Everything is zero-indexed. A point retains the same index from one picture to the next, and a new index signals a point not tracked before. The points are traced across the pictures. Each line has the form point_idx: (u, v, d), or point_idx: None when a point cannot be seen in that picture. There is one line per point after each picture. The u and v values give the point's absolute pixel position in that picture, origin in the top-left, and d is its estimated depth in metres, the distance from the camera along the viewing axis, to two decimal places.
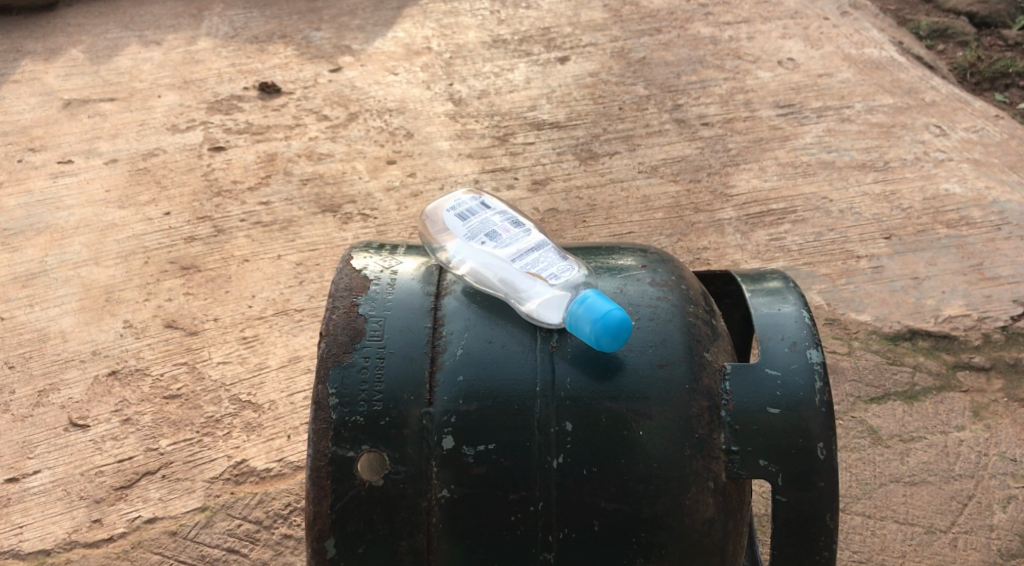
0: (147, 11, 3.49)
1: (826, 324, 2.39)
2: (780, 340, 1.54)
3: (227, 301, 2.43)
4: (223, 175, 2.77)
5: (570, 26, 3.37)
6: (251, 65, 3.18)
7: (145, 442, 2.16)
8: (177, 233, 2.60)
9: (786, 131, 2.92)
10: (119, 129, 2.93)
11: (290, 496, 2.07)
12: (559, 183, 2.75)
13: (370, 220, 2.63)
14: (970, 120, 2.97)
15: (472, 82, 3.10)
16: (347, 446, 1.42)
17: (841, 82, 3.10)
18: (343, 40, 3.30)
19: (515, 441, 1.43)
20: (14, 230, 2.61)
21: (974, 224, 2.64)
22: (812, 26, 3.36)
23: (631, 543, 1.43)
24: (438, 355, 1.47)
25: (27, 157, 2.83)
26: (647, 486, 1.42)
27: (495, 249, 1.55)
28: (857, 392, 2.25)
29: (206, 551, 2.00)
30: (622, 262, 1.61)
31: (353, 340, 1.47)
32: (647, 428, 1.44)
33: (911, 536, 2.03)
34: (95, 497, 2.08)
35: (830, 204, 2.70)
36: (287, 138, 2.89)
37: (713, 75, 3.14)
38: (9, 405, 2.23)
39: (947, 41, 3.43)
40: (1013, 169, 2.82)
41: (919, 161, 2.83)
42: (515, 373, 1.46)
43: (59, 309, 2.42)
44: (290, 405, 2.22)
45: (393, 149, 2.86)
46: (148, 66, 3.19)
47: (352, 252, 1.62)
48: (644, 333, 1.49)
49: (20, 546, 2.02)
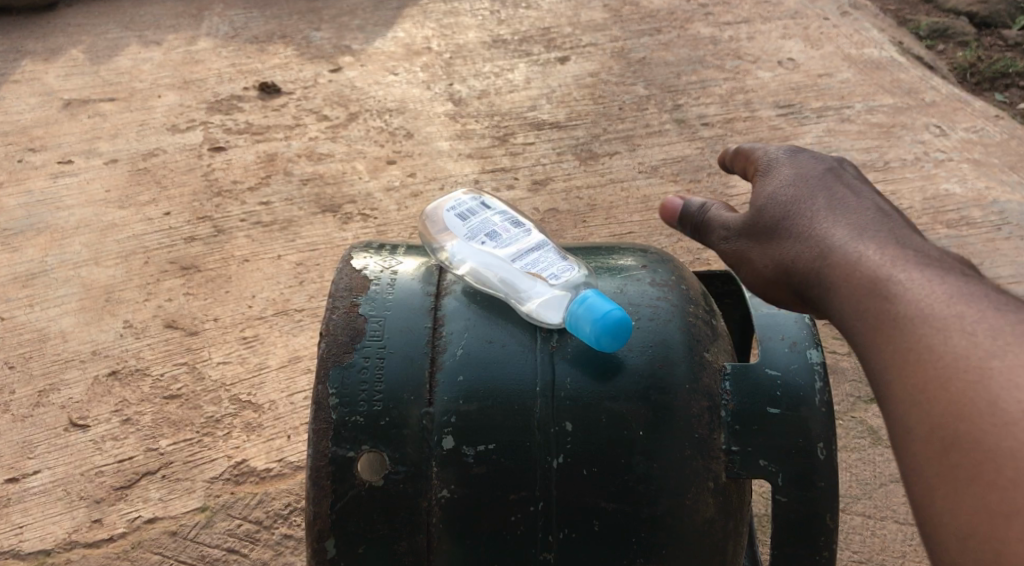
0: (147, 11, 3.49)
1: (826, 324, 2.39)
2: (780, 340, 1.54)
3: (227, 301, 2.43)
4: (223, 175, 2.77)
5: (570, 27, 3.37)
6: (251, 65, 3.18)
7: (145, 442, 2.16)
8: (177, 233, 2.60)
9: (786, 131, 2.92)
10: (119, 129, 2.93)
11: (290, 496, 2.07)
12: (559, 183, 2.75)
13: (370, 220, 2.63)
14: (969, 121, 2.97)
15: (472, 82, 3.10)
16: (348, 446, 1.42)
17: (841, 82, 3.10)
18: (343, 40, 3.31)
19: (515, 441, 1.43)
20: (14, 230, 2.61)
21: (974, 224, 2.64)
22: (812, 27, 3.36)
23: (631, 543, 1.43)
24: (438, 355, 1.47)
25: (27, 157, 2.83)
26: (647, 486, 1.42)
27: (495, 249, 1.55)
28: (857, 392, 2.25)
29: (206, 551, 1.99)
30: (622, 262, 1.62)
31: (353, 340, 1.47)
32: (647, 428, 1.44)
33: (911, 535, 2.02)
34: (95, 497, 2.08)
35: None
36: (287, 139, 2.89)
37: (713, 74, 3.14)
38: (9, 404, 2.23)
39: (947, 41, 3.43)
40: (1013, 169, 2.82)
41: (919, 161, 2.83)
42: (515, 373, 1.46)
43: (59, 309, 2.42)
44: (290, 405, 2.22)
45: (393, 149, 2.86)
46: (147, 66, 3.19)
47: (352, 252, 1.62)
48: (644, 332, 1.49)
49: (20, 546, 2.02)
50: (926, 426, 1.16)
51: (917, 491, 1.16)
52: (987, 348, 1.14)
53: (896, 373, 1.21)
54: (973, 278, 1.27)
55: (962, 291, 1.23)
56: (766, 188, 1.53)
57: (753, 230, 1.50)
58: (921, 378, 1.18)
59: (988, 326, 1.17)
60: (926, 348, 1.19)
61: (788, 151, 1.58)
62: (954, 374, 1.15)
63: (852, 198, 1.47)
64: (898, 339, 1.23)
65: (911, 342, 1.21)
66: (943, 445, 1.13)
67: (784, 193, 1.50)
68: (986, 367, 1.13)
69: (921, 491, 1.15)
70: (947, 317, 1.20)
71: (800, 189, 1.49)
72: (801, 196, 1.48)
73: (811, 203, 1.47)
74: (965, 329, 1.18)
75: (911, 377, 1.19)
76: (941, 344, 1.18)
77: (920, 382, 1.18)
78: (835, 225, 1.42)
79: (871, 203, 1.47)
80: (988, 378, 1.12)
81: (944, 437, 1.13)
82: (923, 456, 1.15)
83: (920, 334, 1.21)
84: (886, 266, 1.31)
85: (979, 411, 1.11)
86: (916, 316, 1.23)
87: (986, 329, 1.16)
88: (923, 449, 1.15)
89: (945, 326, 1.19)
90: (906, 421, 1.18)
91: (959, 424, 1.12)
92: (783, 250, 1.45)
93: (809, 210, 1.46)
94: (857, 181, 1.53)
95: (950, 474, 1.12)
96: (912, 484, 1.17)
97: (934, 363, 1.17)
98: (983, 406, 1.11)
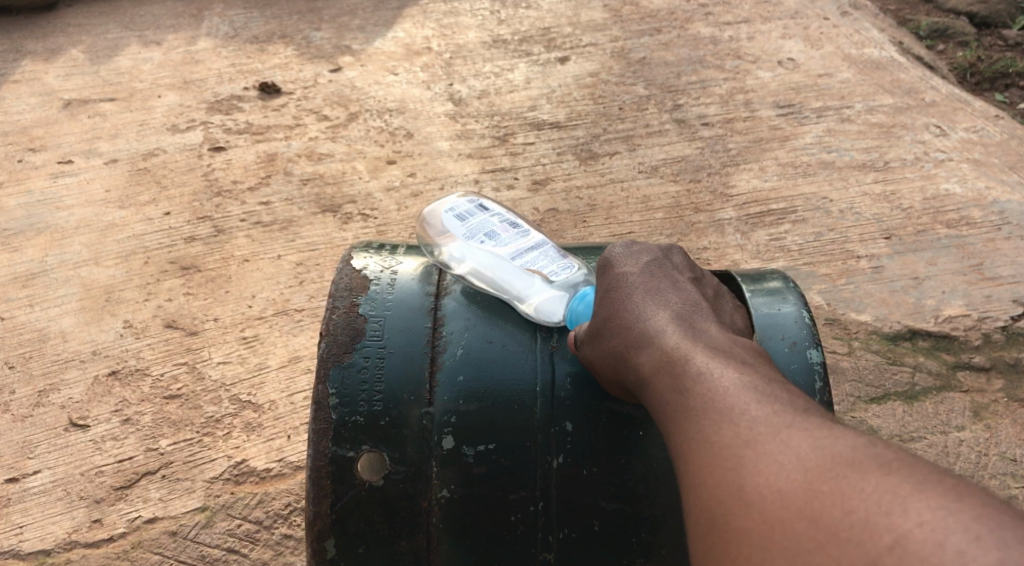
0: (147, 11, 3.49)
1: (825, 324, 2.39)
2: (780, 340, 1.54)
3: (227, 301, 2.43)
4: (223, 175, 2.77)
5: (570, 26, 3.36)
6: (251, 65, 3.18)
7: (145, 442, 2.16)
8: (177, 233, 2.60)
9: (786, 131, 2.92)
10: (119, 129, 2.93)
11: (290, 496, 2.07)
12: (559, 183, 2.75)
13: (370, 220, 2.63)
14: (970, 120, 2.97)
15: (472, 82, 3.10)
16: (347, 446, 1.42)
17: (841, 82, 3.11)
18: (343, 40, 3.30)
19: (515, 441, 1.43)
20: (14, 230, 2.62)
21: (974, 224, 2.64)
22: (812, 27, 3.36)
23: (630, 543, 1.43)
24: (438, 355, 1.48)
25: (27, 157, 2.83)
26: (647, 486, 1.43)
27: (494, 249, 1.56)
28: (857, 392, 2.25)
29: (206, 551, 2.00)
30: None
31: (353, 340, 1.47)
32: (647, 428, 1.44)
33: None
34: (95, 497, 2.08)
35: (830, 204, 2.69)
36: (287, 138, 2.89)
37: (713, 74, 3.14)
38: (9, 404, 2.23)
39: (947, 41, 3.43)
40: (1013, 169, 2.82)
41: (919, 161, 2.83)
42: (515, 373, 1.46)
43: (59, 309, 2.42)
44: (290, 405, 2.22)
45: (393, 149, 2.86)
46: (147, 66, 3.19)
47: (352, 252, 1.62)
48: None
49: (20, 546, 2.02)
50: (701, 546, 1.19)
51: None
52: (755, 472, 1.17)
53: (683, 490, 1.24)
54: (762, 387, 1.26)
55: (747, 406, 1.23)
56: (599, 290, 1.47)
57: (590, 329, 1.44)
58: (697, 498, 1.21)
59: (760, 446, 1.18)
60: (703, 469, 1.21)
61: (620, 245, 1.50)
62: (724, 497, 1.17)
63: (670, 293, 1.42)
64: (683, 457, 1.25)
65: (692, 461, 1.23)
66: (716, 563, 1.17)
67: (611, 291, 1.44)
68: (750, 489, 1.16)
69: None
70: (724, 437, 1.21)
71: (624, 277, 1.45)
72: (622, 294, 1.42)
73: (626, 301, 1.41)
74: (739, 450, 1.19)
75: (691, 498, 1.22)
76: (716, 466, 1.20)
77: (695, 502, 1.21)
78: (650, 329, 1.36)
79: (679, 299, 1.41)
80: (755, 502, 1.15)
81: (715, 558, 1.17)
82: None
83: (700, 453, 1.22)
84: (683, 384, 1.28)
85: (745, 532, 1.14)
86: (701, 437, 1.23)
87: (758, 451, 1.18)
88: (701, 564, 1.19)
89: (722, 446, 1.21)
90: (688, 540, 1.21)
91: (728, 546, 1.15)
92: (606, 356, 1.40)
93: (624, 299, 1.41)
94: (680, 269, 1.48)
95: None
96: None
97: (708, 485, 1.20)
98: (746, 529, 1.14)
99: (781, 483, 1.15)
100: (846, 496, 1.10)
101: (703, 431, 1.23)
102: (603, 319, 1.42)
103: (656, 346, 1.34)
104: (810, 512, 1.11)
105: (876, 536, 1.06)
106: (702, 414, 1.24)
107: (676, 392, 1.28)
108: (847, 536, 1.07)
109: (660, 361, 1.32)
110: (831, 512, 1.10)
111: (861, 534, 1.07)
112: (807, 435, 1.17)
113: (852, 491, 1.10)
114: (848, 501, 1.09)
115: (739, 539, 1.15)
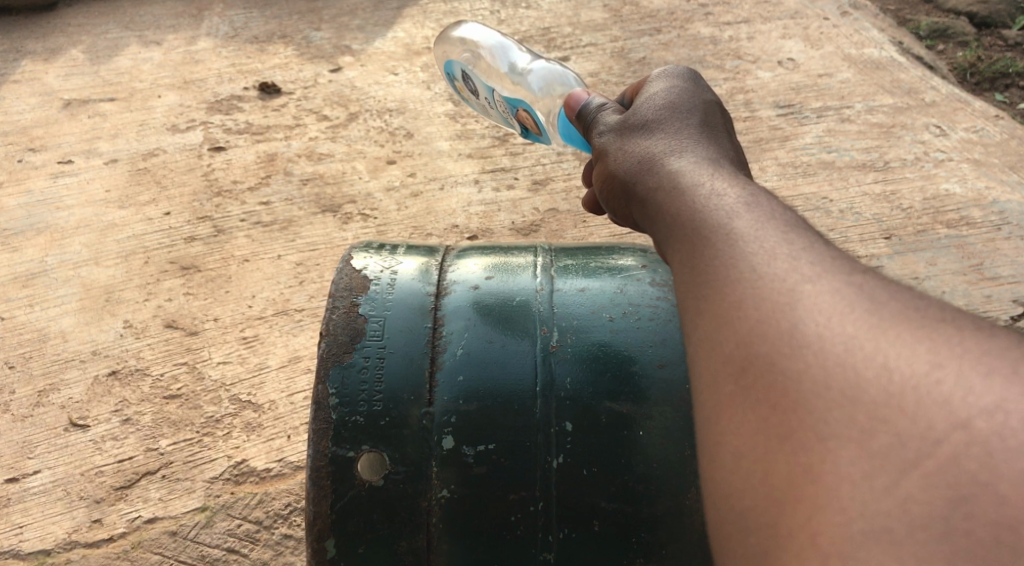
0: (147, 11, 3.49)
1: None
2: None
3: (227, 301, 2.43)
4: (223, 175, 2.77)
5: (570, 26, 3.36)
6: (251, 65, 3.18)
7: (144, 442, 2.16)
8: (177, 233, 2.60)
9: (786, 131, 2.92)
10: (119, 129, 2.93)
11: (290, 496, 2.07)
12: (559, 183, 2.75)
13: (370, 220, 2.63)
14: (970, 121, 2.97)
15: None
16: (347, 446, 1.42)
17: (841, 82, 3.11)
18: (343, 40, 3.31)
19: (514, 441, 1.43)
20: (14, 230, 2.62)
21: (974, 224, 2.64)
22: (812, 27, 3.37)
23: (630, 543, 1.42)
24: (438, 355, 1.48)
25: (27, 157, 2.83)
26: (647, 486, 1.42)
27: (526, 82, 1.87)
28: None
29: (206, 551, 1.99)
30: (622, 262, 1.64)
31: (353, 340, 1.47)
32: (647, 428, 1.44)
33: None
34: (95, 497, 2.08)
35: (830, 204, 2.69)
36: (287, 138, 2.89)
37: (713, 74, 3.14)
38: (9, 405, 2.23)
39: (947, 40, 3.43)
40: (1013, 169, 2.82)
41: (919, 161, 2.83)
42: (514, 372, 1.46)
43: (60, 309, 2.42)
44: (290, 405, 2.22)
45: (393, 149, 2.86)
46: (147, 66, 3.19)
47: (352, 252, 1.62)
48: (644, 332, 1.52)
49: (20, 546, 2.02)
50: (733, 394, 0.99)
51: (705, 456, 1.02)
52: (810, 307, 0.97)
53: (705, 320, 1.05)
54: (811, 229, 1.11)
55: (803, 241, 1.06)
56: (648, 98, 1.44)
57: (625, 130, 1.40)
58: (729, 330, 1.02)
59: (823, 282, 0.99)
60: (741, 298, 1.02)
61: (687, 73, 1.48)
62: (770, 334, 0.98)
63: (720, 132, 1.38)
64: (709, 277, 1.08)
65: (725, 285, 1.05)
66: (751, 411, 0.97)
67: (662, 103, 1.41)
68: (804, 326, 0.96)
69: (716, 459, 0.99)
70: (772, 262, 1.03)
71: (672, 111, 1.39)
72: (675, 109, 1.39)
73: (677, 136, 1.34)
74: (792, 280, 1.00)
75: (727, 335, 1.02)
76: (760, 296, 1.01)
77: (728, 335, 1.01)
78: (694, 144, 1.32)
79: (727, 140, 1.38)
80: (811, 340, 0.95)
81: (748, 404, 0.97)
82: (719, 416, 1.00)
83: (737, 276, 1.04)
84: (703, 180, 1.22)
85: (794, 377, 0.94)
86: (731, 241, 1.09)
87: (820, 285, 0.99)
88: (721, 412, 1.00)
89: (773, 276, 1.02)
90: (713, 380, 1.02)
91: (766, 391, 0.96)
92: (646, 177, 1.30)
93: (671, 133, 1.35)
94: (724, 123, 1.42)
95: (751, 446, 0.96)
96: (703, 445, 1.02)
97: (746, 314, 1.01)
98: (797, 373, 0.94)
99: (846, 322, 0.94)
100: (935, 349, 0.90)
101: (720, 217, 1.13)
102: (646, 124, 1.38)
103: (693, 155, 1.30)
104: (884, 359, 0.91)
105: (969, 396, 0.86)
106: (748, 241, 1.07)
107: (693, 185, 1.22)
108: (932, 392, 0.87)
109: (691, 163, 1.27)
110: (912, 365, 0.90)
111: (952, 393, 0.87)
112: (880, 284, 0.99)
113: (946, 347, 0.90)
114: (938, 354, 0.90)
115: (785, 383, 0.94)
